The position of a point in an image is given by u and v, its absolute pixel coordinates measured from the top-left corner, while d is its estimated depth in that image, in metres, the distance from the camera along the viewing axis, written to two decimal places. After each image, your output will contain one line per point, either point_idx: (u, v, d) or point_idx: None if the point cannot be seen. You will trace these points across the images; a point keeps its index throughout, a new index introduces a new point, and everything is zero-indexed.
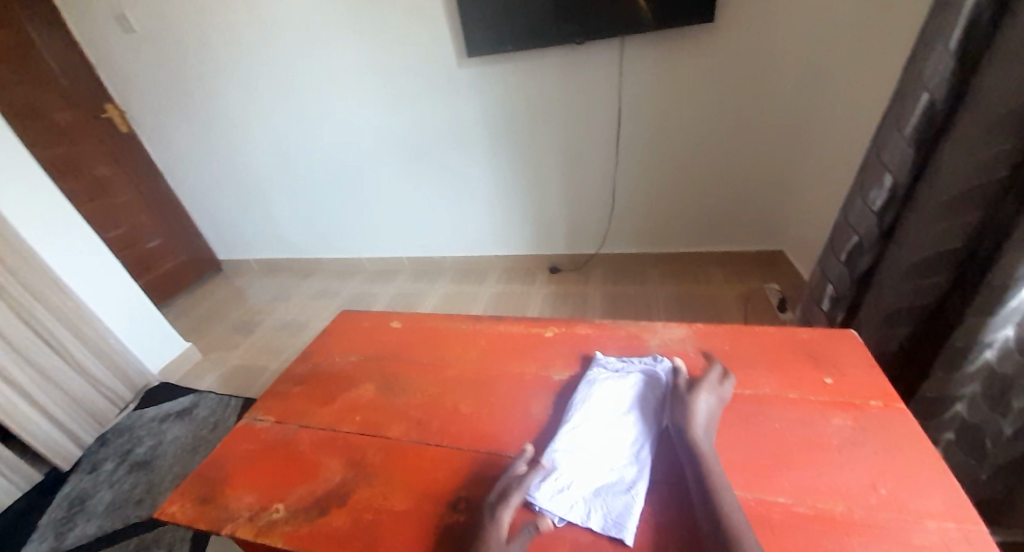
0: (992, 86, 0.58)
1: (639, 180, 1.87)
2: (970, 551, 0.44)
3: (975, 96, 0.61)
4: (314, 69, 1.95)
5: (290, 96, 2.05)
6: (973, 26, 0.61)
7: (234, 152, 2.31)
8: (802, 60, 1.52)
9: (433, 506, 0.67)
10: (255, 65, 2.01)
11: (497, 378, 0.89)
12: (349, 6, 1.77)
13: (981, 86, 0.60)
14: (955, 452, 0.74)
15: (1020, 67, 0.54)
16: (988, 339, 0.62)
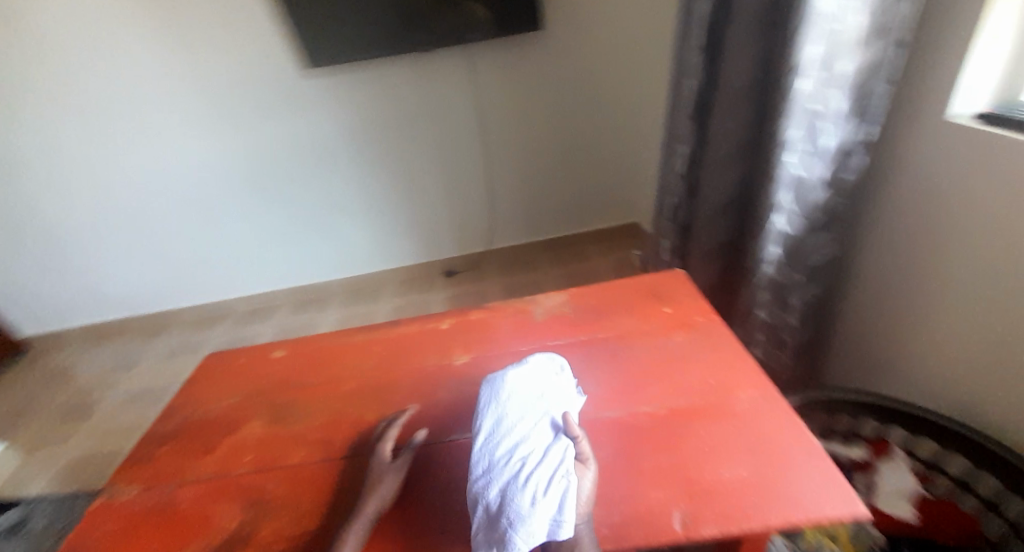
0: (729, 67, 0.77)
1: (501, 172, 1.98)
2: (770, 404, 0.60)
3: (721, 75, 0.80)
4: (126, 93, 1.71)
5: (96, 127, 1.76)
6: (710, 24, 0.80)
7: (23, 200, 1.91)
8: (621, 52, 1.76)
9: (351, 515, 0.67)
10: (37, 91, 1.69)
11: (401, 377, 0.91)
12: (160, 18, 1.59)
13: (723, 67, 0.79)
14: (766, 350, 0.96)
15: (742, 51, 0.73)
16: (765, 257, 0.82)
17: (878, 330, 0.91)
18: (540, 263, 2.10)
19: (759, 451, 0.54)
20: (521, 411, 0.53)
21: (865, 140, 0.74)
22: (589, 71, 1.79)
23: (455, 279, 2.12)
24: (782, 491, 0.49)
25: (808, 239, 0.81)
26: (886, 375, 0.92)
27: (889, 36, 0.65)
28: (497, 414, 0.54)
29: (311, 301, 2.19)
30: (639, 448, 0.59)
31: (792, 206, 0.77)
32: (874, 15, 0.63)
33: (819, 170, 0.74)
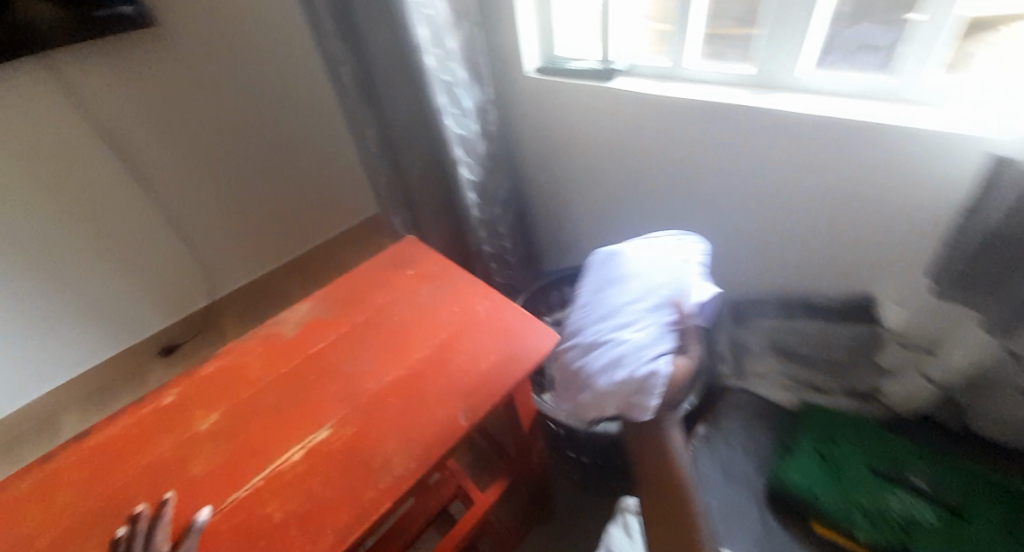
0: (373, 55, 0.91)
1: (194, 207, 1.78)
2: (501, 306, 0.77)
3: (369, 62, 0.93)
4: None
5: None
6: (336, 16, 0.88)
7: None
8: (280, 59, 1.76)
9: None
10: None
11: (130, 487, 0.65)
12: None
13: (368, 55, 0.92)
14: (503, 271, 1.28)
15: (379, 42, 0.88)
16: (468, 201, 1.07)
17: (553, 227, 1.27)
18: (280, 290, 2.06)
19: (500, 337, 0.72)
20: (661, 280, 0.78)
21: (486, 99, 1.02)
22: (254, 82, 1.73)
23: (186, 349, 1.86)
24: (523, 355, 0.70)
25: (489, 182, 1.11)
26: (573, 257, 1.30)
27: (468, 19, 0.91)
28: (630, 282, 0.80)
29: None
30: (423, 387, 0.68)
31: (467, 158, 1.02)
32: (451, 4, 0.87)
33: (471, 129, 1.00)
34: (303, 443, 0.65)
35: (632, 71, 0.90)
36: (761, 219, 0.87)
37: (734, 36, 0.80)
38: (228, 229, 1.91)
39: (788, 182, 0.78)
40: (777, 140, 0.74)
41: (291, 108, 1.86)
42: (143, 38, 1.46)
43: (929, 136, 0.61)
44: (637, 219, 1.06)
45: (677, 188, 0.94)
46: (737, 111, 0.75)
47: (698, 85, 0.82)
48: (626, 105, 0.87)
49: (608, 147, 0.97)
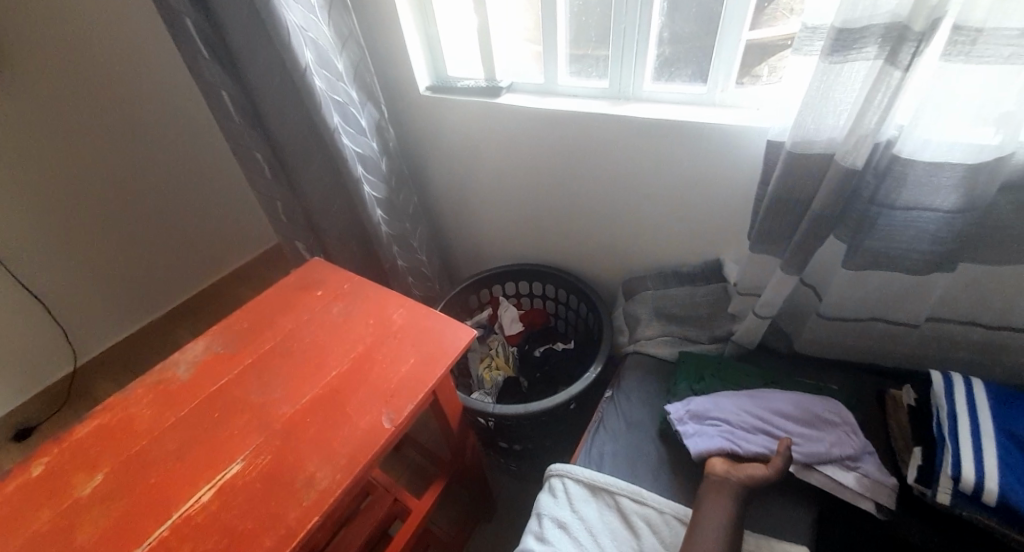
0: (257, 79, 0.89)
1: (48, 257, 1.54)
2: (414, 309, 0.80)
3: (253, 87, 0.90)
4: None
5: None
6: (208, 39, 0.83)
7: None
8: (141, 85, 1.60)
9: None
10: None
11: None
12: None
13: (249, 79, 0.89)
14: (421, 284, 1.30)
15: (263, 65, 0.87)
16: (375, 216, 1.08)
17: (461, 237, 1.32)
18: (171, 340, 1.87)
19: (416, 339, 0.75)
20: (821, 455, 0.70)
21: (383, 117, 1.06)
22: (111, 112, 1.56)
23: (50, 424, 1.60)
24: (442, 351, 0.72)
25: (395, 197, 1.13)
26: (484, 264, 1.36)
27: (352, 41, 0.94)
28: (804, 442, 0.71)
29: None
30: (344, 397, 0.68)
31: (369, 175, 1.04)
32: (332, 27, 0.90)
33: (371, 146, 1.03)
34: (211, 483, 0.61)
35: (512, 87, 1.00)
36: (634, 214, 0.99)
37: (591, 57, 0.90)
38: (94, 281, 1.67)
39: (650, 181, 0.91)
40: (633, 145, 0.86)
41: (160, 138, 1.70)
42: None
43: (734, 131, 0.76)
44: (535, 222, 1.14)
45: (560, 193, 1.04)
46: (598, 120, 0.86)
47: (568, 98, 0.94)
48: (510, 119, 0.96)
49: (500, 157, 1.05)
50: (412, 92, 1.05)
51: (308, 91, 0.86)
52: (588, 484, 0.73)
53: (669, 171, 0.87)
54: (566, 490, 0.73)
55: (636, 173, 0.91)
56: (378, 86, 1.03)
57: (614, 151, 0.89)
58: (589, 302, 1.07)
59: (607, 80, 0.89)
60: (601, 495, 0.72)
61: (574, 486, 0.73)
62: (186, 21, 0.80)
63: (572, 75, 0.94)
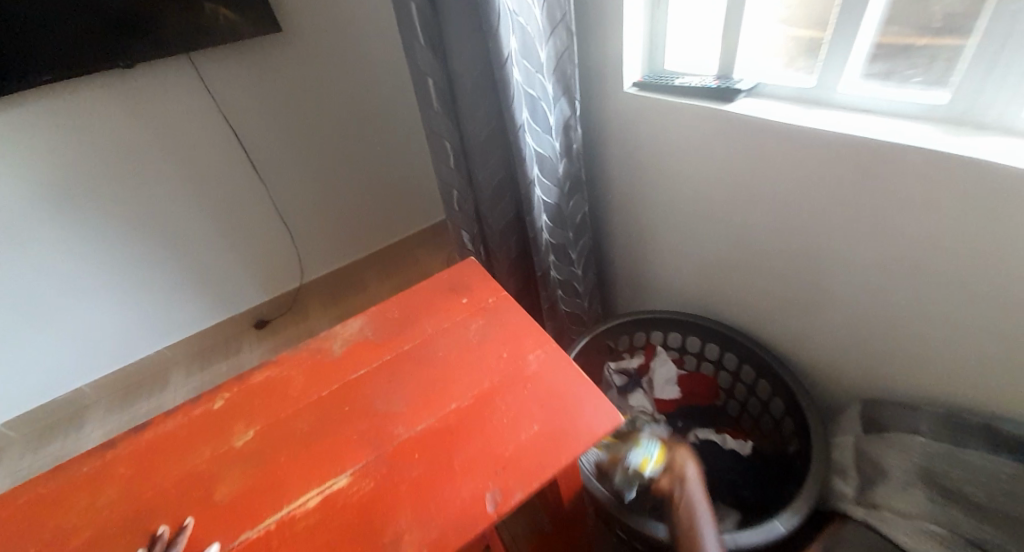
0: (462, 65, 0.84)
1: (293, 197, 1.89)
2: (555, 359, 0.68)
3: (456, 71, 0.85)
4: None
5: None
6: (425, 20, 0.80)
7: None
8: (380, 57, 1.79)
9: None
10: None
11: (159, 498, 0.65)
12: None
13: (455, 64, 0.84)
14: (570, 302, 1.18)
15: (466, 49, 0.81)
16: (539, 224, 0.98)
17: (633, 258, 1.14)
18: (362, 283, 2.16)
19: (544, 405, 0.62)
20: None
21: (577, 115, 0.93)
22: (354, 80, 1.78)
23: (270, 328, 2.03)
24: (574, 431, 0.59)
25: (565, 204, 1.02)
26: (649, 294, 1.16)
27: (565, 27, 0.81)
28: None
29: (82, 412, 1.82)
30: (451, 444, 0.60)
31: (544, 179, 0.93)
32: (547, 11, 0.78)
33: (553, 146, 0.92)
34: (320, 488, 0.60)
35: (757, 91, 0.75)
36: (903, 295, 0.66)
37: (919, 51, 0.59)
38: (320, 223, 2.01)
39: (958, 259, 0.57)
40: (938, 194, 0.55)
41: (386, 107, 1.90)
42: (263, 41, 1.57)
43: None
44: (733, 264, 0.89)
45: (784, 237, 0.77)
46: (887, 150, 0.57)
47: (848, 112, 0.65)
48: (740, 133, 0.72)
49: (710, 177, 0.82)
50: (616, 88, 0.89)
51: (506, 83, 0.76)
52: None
53: (999, 257, 0.54)
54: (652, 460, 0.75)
55: (927, 239, 0.59)
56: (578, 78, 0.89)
57: (901, 200, 0.59)
58: (789, 402, 0.85)
59: (949, 93, 0.56)
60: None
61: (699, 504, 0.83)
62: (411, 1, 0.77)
63: (873, 78, 0.64)
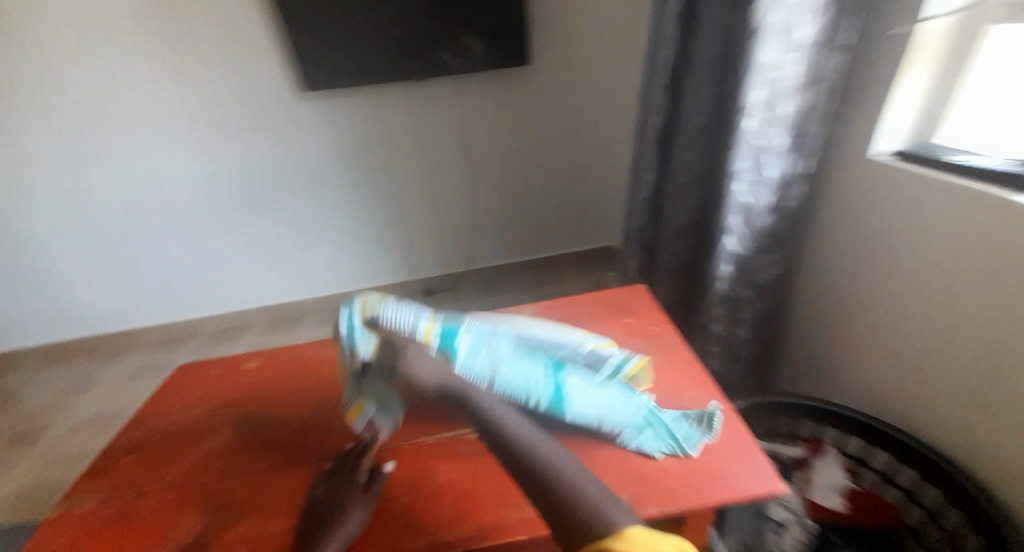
0: (691, 109, 0.93)
1: (485, 196, 2.19)
2: (714, 404, 0.69)
3: (683, 113, 0.96)
4: (123, 118, 1.85)
5: (93, 147, 1.88)
6: (671, 66, 0.96)
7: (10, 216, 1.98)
8: (595, 91, 2.00)
9: (297, 520, 0.73)
10: (34, 113, 1.80)
11: None
12: (166, 52, 1.75)
13: (684, 107, 0.95)
14: (721, 364, 1.10)
15: (698, 94, 0.90)
16: (720, 274, 0.95)
17: (837, 340, 1.05)
18: (510, 286, 2.32)
19: (697, 444, 0.63)
20: None
21: (803, 175, 0.90)
22: (568, 107, 2.02)
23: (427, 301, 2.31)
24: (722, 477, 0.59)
25: (755, 260, 0.95)
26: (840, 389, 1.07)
27: (818, 84, 0.80)
28: None
29: (293, 316, 2.34)
30: (595, 443, 0.66)
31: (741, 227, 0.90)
32: (807, 66, 0.77)
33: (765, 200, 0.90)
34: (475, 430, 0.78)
35: None
36: None
37: None
38: (498, 223, 2.27)
39: None
40: None
41: (587, 135, 2.09)
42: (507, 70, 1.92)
43: None
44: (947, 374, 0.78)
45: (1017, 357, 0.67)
46: None
47: None
48: (987, 226, 0.66)
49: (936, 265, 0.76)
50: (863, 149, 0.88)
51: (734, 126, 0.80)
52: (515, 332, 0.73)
53: None
54: (476, 378, 0.67)
55: None
56: (820, 138, 0.87)
57: None
58: (983, 530, 0.71)
59: None
60: (585, 339, 0.76)
61: (588, 357, 0.72)
62: (665, 49, 0.95)
63: None
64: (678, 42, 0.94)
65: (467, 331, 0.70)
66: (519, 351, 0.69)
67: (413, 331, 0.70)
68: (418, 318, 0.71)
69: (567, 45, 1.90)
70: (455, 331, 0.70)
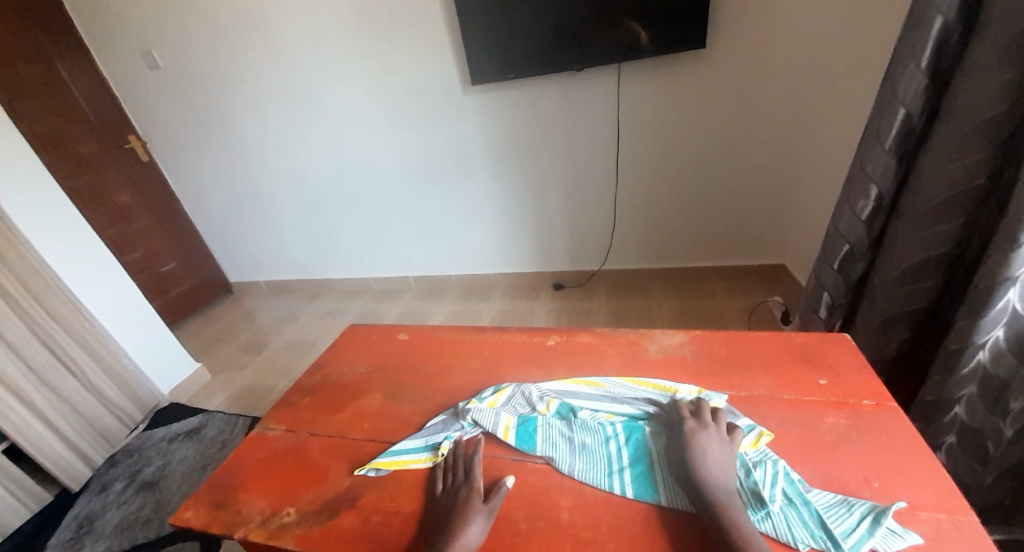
0: (965, 105, 0.67)
1: (642, 192, 2.02)
2: (962, 539, 0.50)
3: (950, 111, 0.70)
4: (331, 104, 2.17)
5: (313, 127, 2.25)
6: (942, 44, 0.71)
7: (254, 179, 2.52)
8: (798, 79, 1.67)
9: (423, 504, 0.75)
10: (276, 98, 2.23)
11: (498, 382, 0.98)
12: (367, 46, 1.98)
13: (953, 103, 0.69)
14: (957, 457, 0.80)
15: (983, 85, 0.64)
16: (981, 340, 0.68)
17: None
18: (654, 290, 2.13)
19: None
20: None
21: None
22: (759, 97, 1.73)
23: (562, 293, 2.26)
24: None
25: None
26: None
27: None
28: None
29: (440, 289, 2.53)
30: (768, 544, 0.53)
31: None
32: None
33: None
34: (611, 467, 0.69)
35: None
36: None
37: None
38: (653, 223, 2.09)
39: None
40: None
41: (778, 132, 1.78)
42: (687, 54, 1.71)
43: None
44: None
45: None
46: None
47: None
48: None
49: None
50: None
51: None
52: (583, 410, 0.79)
53: None
54: (556, 464, 0.71)
55: None
56: None
57: None
58: None
59: None
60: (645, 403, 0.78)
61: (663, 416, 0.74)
62: (932, 22, 0.70)
63: None
64: (962, 10, 0.68)
65: (547, 423, 0.78)
66: (585, 428, 0.75)
67: (494, 431, 0.78)
68: (498, 418, 0.81)
69: (771, 27, 1.61)
70: (533, 422, 0.79)
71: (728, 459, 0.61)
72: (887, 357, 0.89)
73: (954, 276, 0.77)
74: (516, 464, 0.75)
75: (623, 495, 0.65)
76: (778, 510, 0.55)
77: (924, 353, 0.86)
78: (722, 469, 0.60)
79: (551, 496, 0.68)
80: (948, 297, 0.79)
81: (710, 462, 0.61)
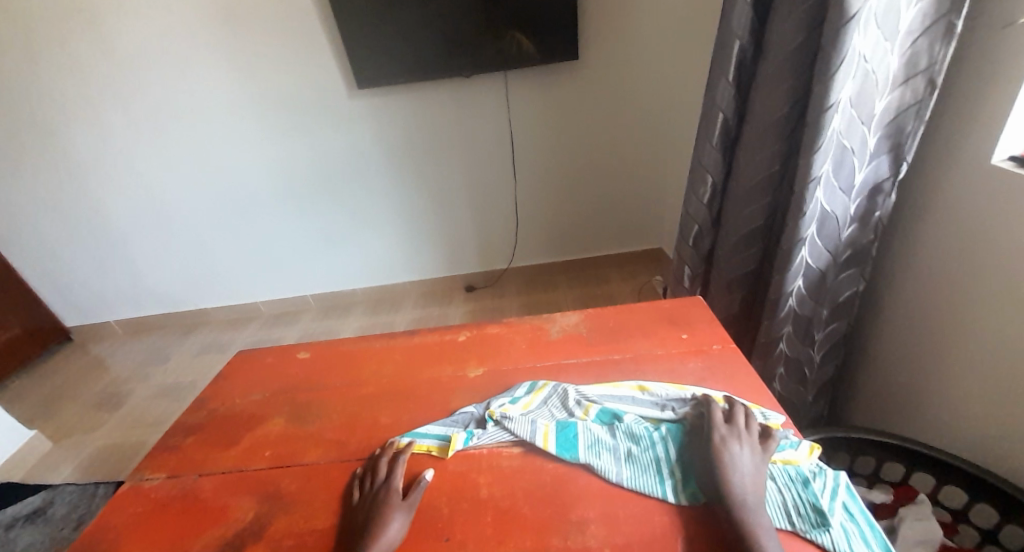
0: (760, 108, 0.85)
1: (534, 192, 2.16)
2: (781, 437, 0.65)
3: (752, 113, 0.88)
4: (193, 112, 1.96)
5: (170, 140, 2.02)
6: (742, 60, 0.89)
7: (98, 202, 2.18)
8: (652, 86, 1.92)
9: (340, 515, 0.74)
10: (122, 105, 1.95)
11: (411, 382, 0.99)
12: (234, 50, 1.84)
13: (753, 106, 0.87)
14: (786, 386, 1.01)
15: (770, 92, 0.82)
16: (789, 290, 0.87)
17: (910, 374, 0.91)
18: (556, 284, 2.27)
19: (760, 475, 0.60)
20: None
21: (896, 178, 0.78)
22: (622, 102, 1.96)
23: (471, 296, 2.31)
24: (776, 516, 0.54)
25: (832, 275, 0.86)
26: (904, 422, 0.95)
27: (927, 76, 0.69)
28: None
29: (345, 306, 2.42)
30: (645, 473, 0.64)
31: (818, 240, 0.82)
32: (907, 58, 0.68)
33: (846, 207, 0.80)
34: (521, 441, 0.75)
35: None
36: None
37: None
38: (546, 220, 2.23)
39: None
40: None
41: (642, 132, 2.02)
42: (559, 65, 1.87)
43: None
44: None
45: None
46: None
47: None
48: None
49: (1005, 291, 0.69)
50: (979, 156, 0.71)
51: (816, 130, 0.72)
52: (628, 415, 0.72)
53: None
54: (602, 473, 0.65)
55: None
56: (917, 136, 0.74)
57: None
58: None
59: None
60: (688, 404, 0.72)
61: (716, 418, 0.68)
62: (734, 42, 0.87)
63: None
64: (751, 33, 0.86)
65: (589, 430, 0.71)
66: (631, 435, 0.69)
67: (532, 439, 0.72)
68: (535, 425, 0.74)
69: (626, 41, 1.84)
70: (573, 428, 0.72)
71: (759, 468, 0.58)
72: (733, 313, 1.08)
73: (769, 242, 0.98)
74: (433, 455, 0.77)
75: (676, 503, 0.60)
76: (837, 524, 0.51)
77: (758, 305, 1.06)
78: (752, 482, 0.56)
79: (467, 475, 0.72)
80: (768, 260, 1.00)
81: (739, 468, 0.57)
